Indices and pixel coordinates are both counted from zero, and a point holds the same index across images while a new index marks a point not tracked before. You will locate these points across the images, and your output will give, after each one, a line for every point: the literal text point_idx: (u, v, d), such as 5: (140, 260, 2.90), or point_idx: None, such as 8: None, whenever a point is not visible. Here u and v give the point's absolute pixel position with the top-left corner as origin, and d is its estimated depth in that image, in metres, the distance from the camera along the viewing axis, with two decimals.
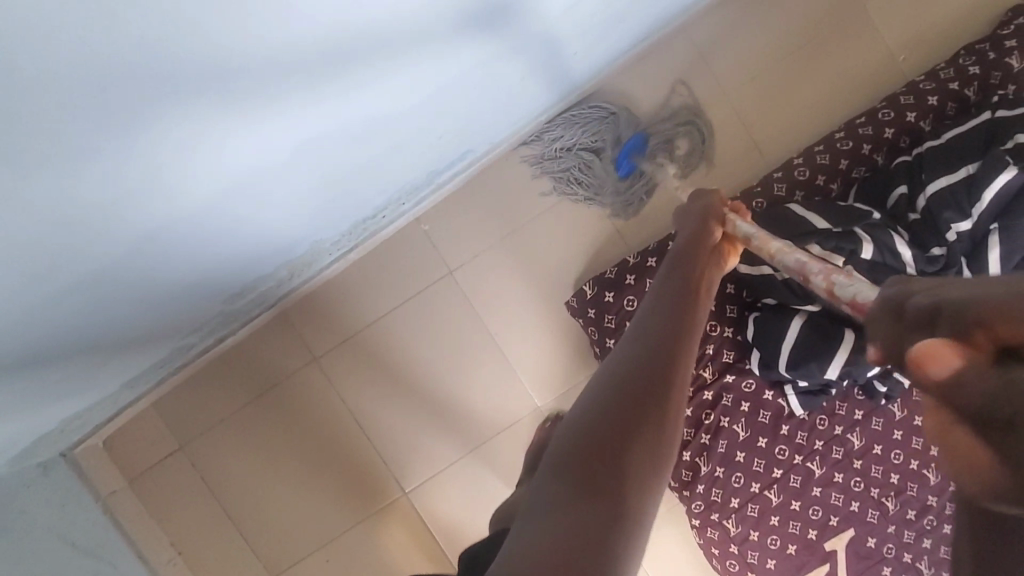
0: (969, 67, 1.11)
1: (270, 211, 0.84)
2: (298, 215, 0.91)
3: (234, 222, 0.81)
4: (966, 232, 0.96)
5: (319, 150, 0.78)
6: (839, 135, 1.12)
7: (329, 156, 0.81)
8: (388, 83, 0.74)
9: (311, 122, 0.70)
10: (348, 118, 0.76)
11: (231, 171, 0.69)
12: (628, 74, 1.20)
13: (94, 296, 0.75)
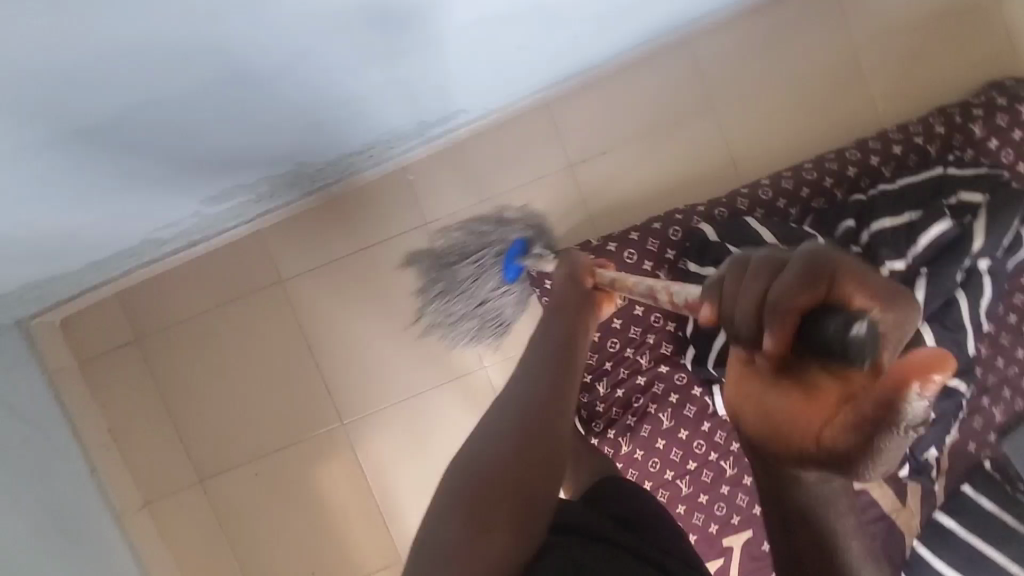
0: (936, 126, 1.19)
1: (265, 125, 0.88)
2: (290, 135, 0.94)
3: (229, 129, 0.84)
4: (899, 270, 1.04)
5: (324, 75, 0.82)
6: (807, 166, 1.19)
7: (329, 83, 0.85)
8: (402, 25, 0.78)
9: (323, 44, 0.74)
10: (356, 53, 0.80)
11: (242, 77, 0.73)
12: (631, 70, 1.26)
13: (83, 170, 0.78)
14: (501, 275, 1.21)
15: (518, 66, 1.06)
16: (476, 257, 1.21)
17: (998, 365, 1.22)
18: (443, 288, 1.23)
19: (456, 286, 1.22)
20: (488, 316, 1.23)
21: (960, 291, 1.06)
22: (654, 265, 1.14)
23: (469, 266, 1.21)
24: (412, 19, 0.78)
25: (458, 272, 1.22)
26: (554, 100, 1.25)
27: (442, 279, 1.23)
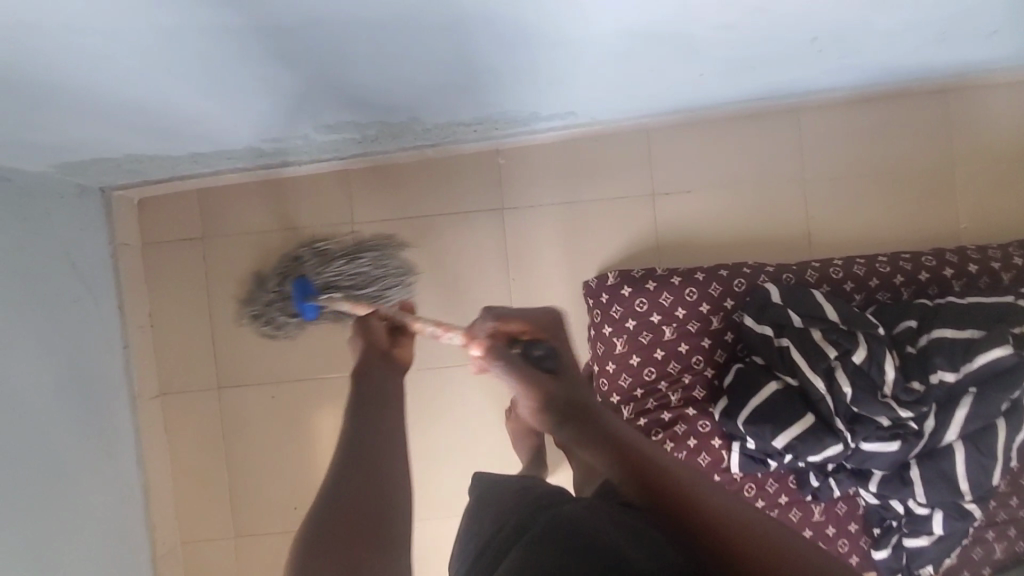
0: (1015, 257, 1.20)
1: (398, 79, 0.92)
2: (414, 93, 0.98)
3: (367, 73, 0.89)
4: (948, 382, 1.06)
5: (468, 52, 0.86)
6: (881, 258, 1.21)
7: (469, 59, 0.88)
8: (555, 29, 0.82)
9: (485, 28, 0.78)
10: (504, 43, 0.84)
11: (404, 36, 0.77)
12: (736, 123, 1.29)
13: (230, 75, 0.82)
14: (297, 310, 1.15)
15: (641, 88, 1.09)
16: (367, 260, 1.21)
17: (1014, 503, 1.21)
18: (327, 283, 1.17)
19: (344, 276, 1.17)
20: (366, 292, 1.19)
21: (1002, 418, 1.06)
22: (711, 310, 1.16)
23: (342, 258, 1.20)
24: (579, 26, 0.82)
25: (358, 270, 1.19)
26: (653, 129, 1.28)
27: (336, 275, 1.18)
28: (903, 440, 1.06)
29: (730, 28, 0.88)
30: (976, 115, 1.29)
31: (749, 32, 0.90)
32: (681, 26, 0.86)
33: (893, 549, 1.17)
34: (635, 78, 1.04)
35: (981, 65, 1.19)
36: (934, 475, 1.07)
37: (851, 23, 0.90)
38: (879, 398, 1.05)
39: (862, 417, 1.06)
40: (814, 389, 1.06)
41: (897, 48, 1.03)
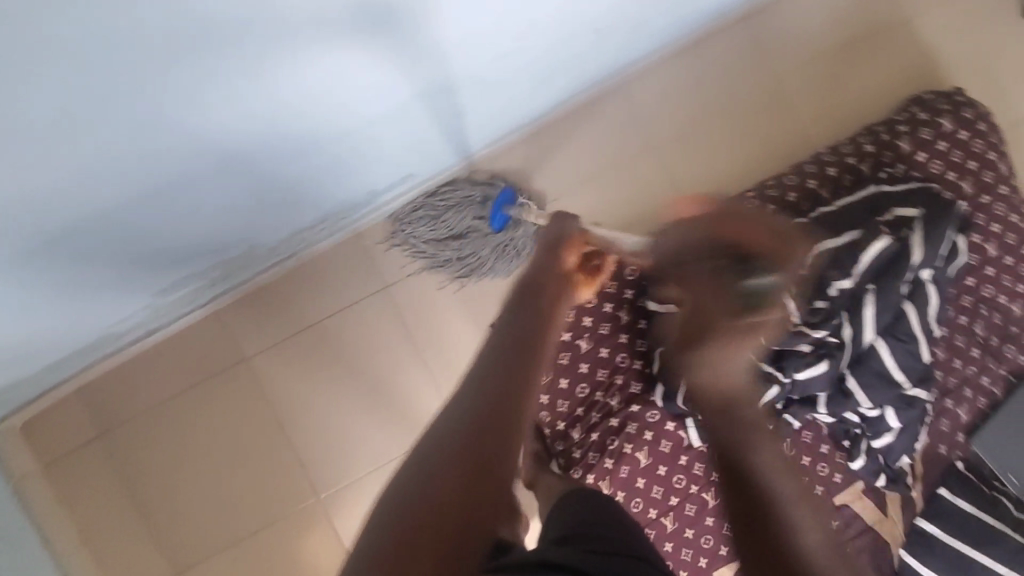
0: (866, 144, 1.24)
1: (206, 212, 0.88)
2: (235, 219, 0.95)
3: (170, 217, 0.85)
4: (847, 289, 1.08)
5: (257, 157, 0.83)
6: (750, 194, 1.23)
7: (264, 165, 0.85)
8: (328, 104, 0.80)
9: (257, 125, 0.76)
10: (285, 136, 0.82)
11: (176, 155, 0.74)
12: (575, 118, 1.29)
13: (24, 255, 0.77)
14: (486, 222, 1.18)
15: (468, 129, 1.09)
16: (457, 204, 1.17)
17: (956, 365, 1.26)
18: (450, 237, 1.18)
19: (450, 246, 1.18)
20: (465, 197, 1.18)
21: (908, 302, 1.10)
22: (614, 307, 1.18)
23: (423, 210, 1.17)
24: (357, 93, 0.81)
25: (428, 218, 1.17)
26: (496, 155, 1.28)
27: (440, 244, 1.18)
28: (829, 357, 1.08)
29: (511, 48, 0.88)
30: (785, 26, 1.33)
31: (532, 44, 0.91)
32: (460, 61, 0.86)
33: (868, 455, 1.20)
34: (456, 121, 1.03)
35: None
36: (871, 378, 1.10)
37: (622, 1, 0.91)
38: (792, 329, 1.07)
39: (784, 352, 1.09)
40: None
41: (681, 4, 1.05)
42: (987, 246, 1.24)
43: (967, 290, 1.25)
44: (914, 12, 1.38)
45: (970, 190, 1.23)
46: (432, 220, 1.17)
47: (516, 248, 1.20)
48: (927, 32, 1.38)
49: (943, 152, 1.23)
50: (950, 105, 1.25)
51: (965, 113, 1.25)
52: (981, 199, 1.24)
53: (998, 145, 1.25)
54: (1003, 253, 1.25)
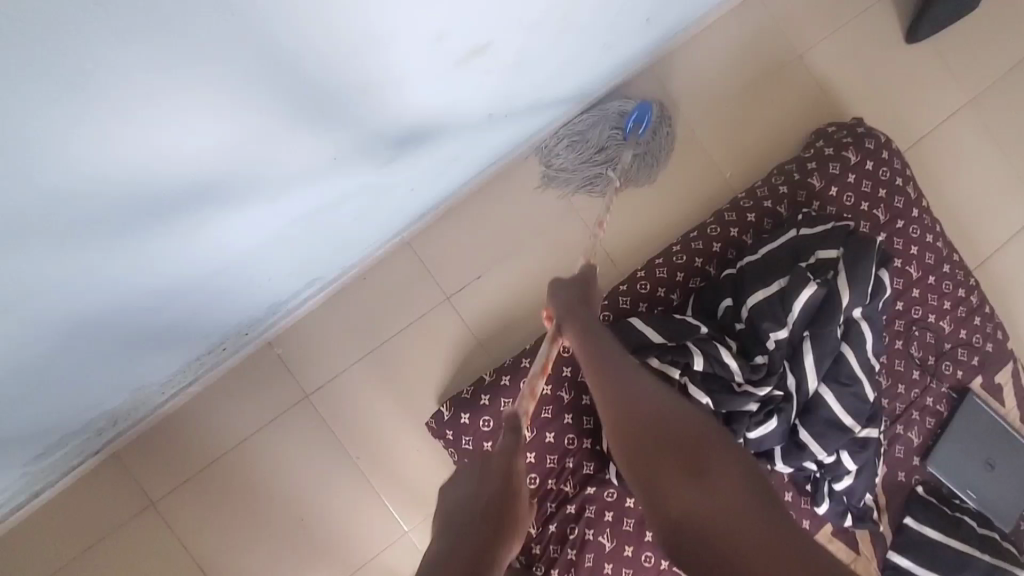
0: (780, 185, 1.25)
1: (74, 367, 0.77)
2: (113, 365, 0.84)
3: (27, 385, 0.73)
4: (784, 339, 1.05)
5: (123, 302, 0.73)
6: (676, 249, 1.21)
7: (134, 306, 0.75)
8: (198, 236, 0.71)
9: (112, 274, 0.67)
10: (153, 277, 0.72)
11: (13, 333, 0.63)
12: (489, 188, 1.23)
13: None
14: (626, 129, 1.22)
15: (376, 223, 1.02)
16: (577, 128, 1.20)
17: (900, 390, 1.26)
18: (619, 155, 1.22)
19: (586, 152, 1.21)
20: (601, 116, 1.20)
21: (844, 344, 1.09)
22: (554, 387, 1.12)
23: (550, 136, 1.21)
24: (231, 218, 0.73)
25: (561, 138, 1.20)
26: (412, 238, 1.20)
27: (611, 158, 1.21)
28: (778, 413, 1.04)
29: (404, 144, 0.82)
30: (687, 73, 1.33)
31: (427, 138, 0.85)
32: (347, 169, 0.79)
33: (830, 498, 1.17)
34: (358, 220, 0.96)
35: (660, 36, 1.22)
36: (822, 426, 1.07)
37: (517, 82, 0.88)
38: (736, 390, 1.03)
39: (734, 414, 1.03)
40: None
41: (578, 71, 1.02)
42: (908, 270, 1.26)
43: (898, 314, 1.26)
44: (804, 46, 1.41)
45: (883, 217, 1.25)
46: (574, 143, 1.20)
47: (651, 156, 1.27)
48: (819, 64, 1.42)
49: (853, 184, 1.25)
50: (852, 138, 1.28)
51: (867, 143, 1.27)
52: (895, 225, 1.26)
53: (902, 170, 1.28)
54: (924, 273, 1.28)
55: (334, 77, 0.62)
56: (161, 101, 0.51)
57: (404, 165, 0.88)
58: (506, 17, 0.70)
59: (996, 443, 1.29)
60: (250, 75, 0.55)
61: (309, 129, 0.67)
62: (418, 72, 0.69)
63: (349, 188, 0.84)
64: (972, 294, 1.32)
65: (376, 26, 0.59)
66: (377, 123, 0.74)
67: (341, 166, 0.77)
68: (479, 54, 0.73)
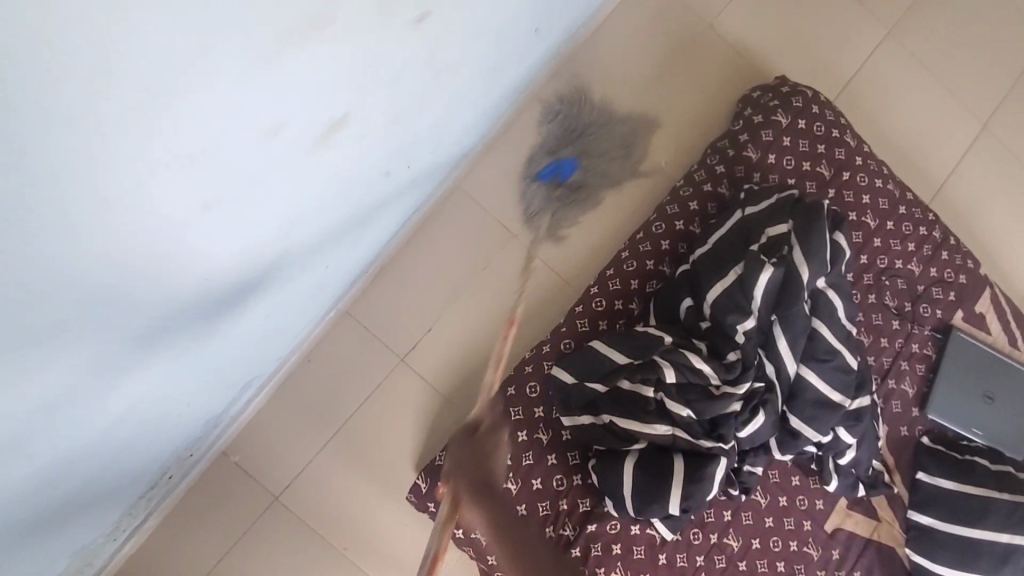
0: (716, 166, 1.20)
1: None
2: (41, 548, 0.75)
3: None
4: (752, 328, 0.99)
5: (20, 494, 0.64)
6: (624, 256, 1.15)
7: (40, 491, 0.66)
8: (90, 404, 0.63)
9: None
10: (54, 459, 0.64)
11: None
12: (420, 235, 1.16)
13: None
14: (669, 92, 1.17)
15: (301, 306, 0.94)
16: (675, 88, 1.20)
17: (884, 344, 1.22)
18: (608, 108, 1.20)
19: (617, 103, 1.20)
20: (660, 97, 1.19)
21: (815, 319, 1.03)
22: (530, 431, 1.05)
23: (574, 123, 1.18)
24: (131, 368, 0.64)
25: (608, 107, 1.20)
26: (351, 307, 1.13)
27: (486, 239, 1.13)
28: (765, 406, 1.00)
29: (303, 232, 0.75)
30: (598, 68, 1.27)
31: (324, 219, 0.78)
32: (246, 278, 0.72)
33: (838, 473, 1.12)
34: (276, 314, 0.88)
35: (560, 39, 1.16)
36: (811, 408, 1.02)
37: (407, 134, 0.80)
38: (716, 393, 0.98)
39: (720, 418, 0.98)
40: (661, 437, 0.97)
41: (478, 98, 0.95)
42: (864, 221, 1.22)
43: (864, 269, 1.22)
44: (712, 14, 1.36)
45: (828, 173, 1.21)
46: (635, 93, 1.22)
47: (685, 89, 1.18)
48: (731, 28, 1.36)
49: (789, 147, 1.20)
50: (779, 100, 1.23)
51: (796, 102, 1.22)
52: (842, 178, 1.21)
53: (836, 121, 1.24)
54: (881, 220, 1.23)
55: (202, 210, 0.55)
56: (34, 316, 0.45)
57: (310, 250, 0.81)
58: (366, 82, 0.63)
59: (992, 374, 1.25)
60: (116, 246, 0.48)
61: (199, 262, 0.60)
62: (285, 167, 0.61)
63: (253, 295, 0.76)
64: (934, 230, 1.28)
65: (212, 155, 0.50)
66: (259, 228, 0.65)
67: (242, 278, 0.71)
68: (342, 125, 0.64)
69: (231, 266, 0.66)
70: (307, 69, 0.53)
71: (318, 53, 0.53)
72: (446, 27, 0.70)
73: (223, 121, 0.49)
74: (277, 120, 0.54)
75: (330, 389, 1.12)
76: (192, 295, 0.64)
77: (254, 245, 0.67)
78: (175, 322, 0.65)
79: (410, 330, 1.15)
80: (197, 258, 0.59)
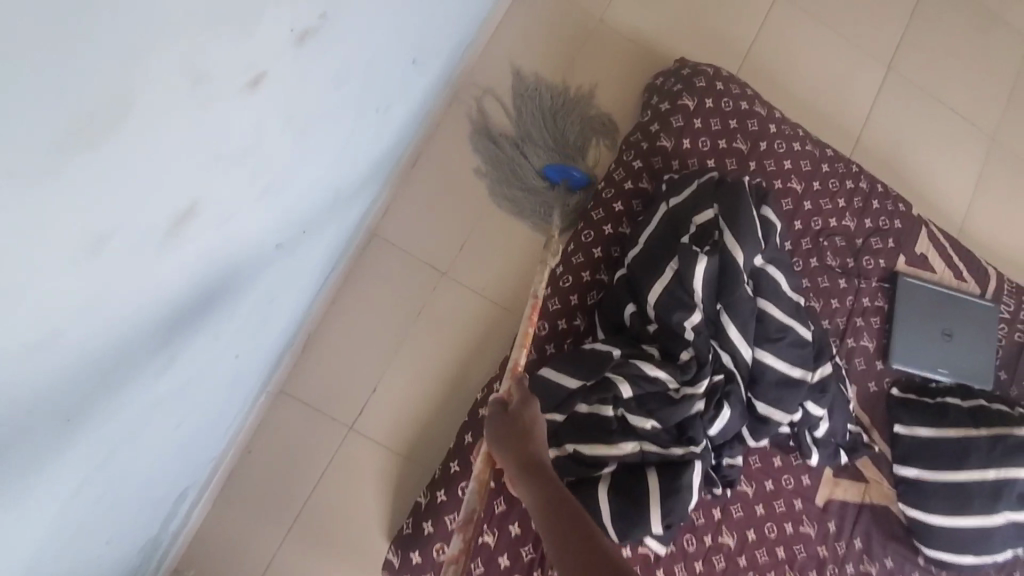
0: (634, 161, 1.16)
1: None
2: None
3: None
4: (700, 322, 0.97)
5: None
6: (559, 272, 1.10)
7: None
8: None
9: None
10: None
11: None
12: (345, 293, 1.11)
13: None
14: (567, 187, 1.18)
15: (221, 401, 0.86)
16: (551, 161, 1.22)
17: (835, 305, 1.20)
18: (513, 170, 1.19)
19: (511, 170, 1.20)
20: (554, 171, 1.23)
21: (761, 299, 1.01)
22: (497, 476, 0.99)
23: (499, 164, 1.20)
24: (32, 538, 0.54)
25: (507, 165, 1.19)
26: (286, 383, 1.07)
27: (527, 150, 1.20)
28: (728, 398, 0.96)
29: (195, 332, 0.67)
30: (495, 85, 1.23)
31: (214, 312, 0.70)
32: (139, 402, 0.62)
33: (817, 446, 1.10)
34: (193, 421, 0.80)
35: (448, 66, 1.12)
36: (776, 390, 0.98)
37: (289, 197, 0.73)
38: (677, 397, 0.94)
39: (686, 421, 0.95)
40: (628, 455, 0.93)
41: (367, 142, 0.89)
42: (790, 187, 1.21)
43: (800, 234, 1.20)
44: (600, 9, 1.33)
45: (745, 147, 1.19)
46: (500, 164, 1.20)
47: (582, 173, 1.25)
48: (621, 19, 1.34)
49: (702, 128, 1.18)
50: (682, 83, 1.21)
51: (699, 82, 1.20)
52: (759, 150, 1.20)
53: (743, 93, 1.23)
54: (807, 183, 1.22)
55: (52, 341, 0.43)
56: None
57: (209, 342, 0.72)
58: (215, 158, 0.54)
59: (945, 311, 1.25)
60: None
61: (75, 397, 0.50)
62: (156, 283, 0.54)
63: (158, 406, 0.67)
64: (859, 180, 1.28)
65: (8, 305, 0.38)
66: (149, 347, 0.58)
67: (139, 387, 0.61)
68: (192, 215, 0.54)
69: (117, 380, 0.55)
70: (110, 168, 0.41)
71: (118, 146, 0.41)
72: (302, 80, 0.62)
73: (12, 265, 0.36)
74: (87, 234, 0.42)
75: (277, 474, 1.04)
76: (80, 433, 0.53)
77: (137, 353, 0.56)
78: (67, 471, 0.54)
79: (354, 393, 1.09)
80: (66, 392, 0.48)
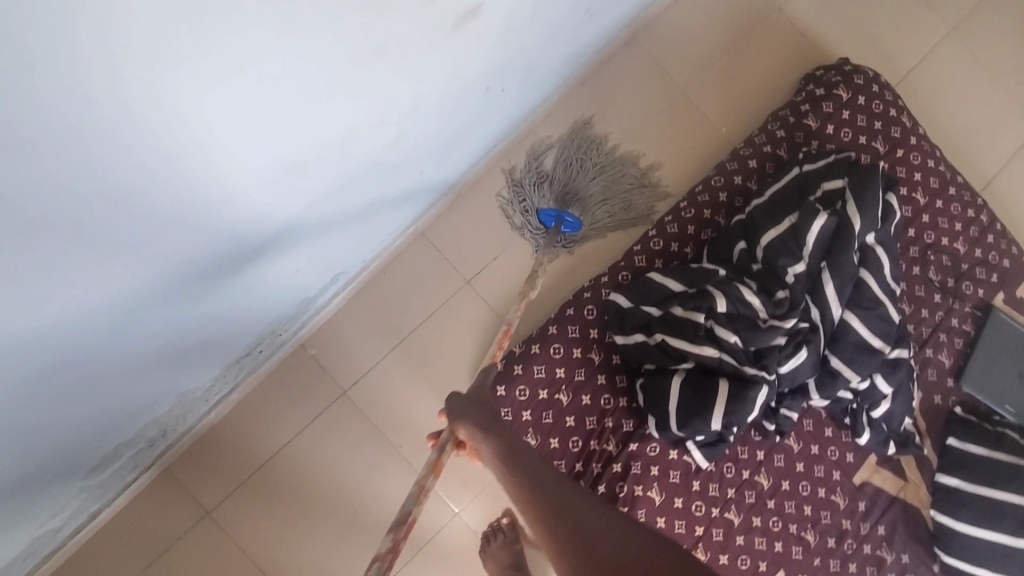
0: (777, 131, 1.28)
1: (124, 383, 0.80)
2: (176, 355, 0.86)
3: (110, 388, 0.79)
4: (802, 272, 1.07)
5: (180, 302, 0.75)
6: (683, 205, 1.23)
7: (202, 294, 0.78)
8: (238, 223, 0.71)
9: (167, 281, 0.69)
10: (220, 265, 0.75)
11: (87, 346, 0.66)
12: (496, 170, 1.27)
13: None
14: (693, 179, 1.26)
15: (395, 207, 1.05)
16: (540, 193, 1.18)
17: (924, 315, 1.27)
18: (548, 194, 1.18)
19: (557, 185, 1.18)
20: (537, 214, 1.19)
21: (863, 270, 1.10)
22: (584, 350, 1.13)
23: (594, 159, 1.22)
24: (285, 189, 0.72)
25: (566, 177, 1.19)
26: (427, 228, 1.24)
27: (547, 176, 1.18)
28: (807, 343, 1.06)
29: (327, 166, 0.75)
30: (668, 40, 1.37)
31: (354, 159, 0.80)
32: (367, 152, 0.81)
33: (871, 427, 1.18)
34: (375, 209, 0.99)
35: (639, 5, 1.27)
36: (853, 353, 1.08)
37: (512, 49, 0.90)
38: (763, 325, 1.05)
39: (764, 349, 1.04)
40: (708, 359, 1.04)
41: (562, 40, 1.04)
42: (914, 196, 1.29)
43: (911, 240, 1.28)
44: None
45: (883, 148, 1.28)
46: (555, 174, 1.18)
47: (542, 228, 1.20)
48: (798, 13, 1.45)
49: (848, 120, 1.27)
50: (841, 77, 1.31)
51: (858, 80, 1.30)
52: (895, 154, 1.28)
53: (894, 101, 1.31)
54: (931, 197, 1.30)
55: (59, 214, 0.49)
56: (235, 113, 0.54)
57: (415, 143, 0.90)
58: None
59: None
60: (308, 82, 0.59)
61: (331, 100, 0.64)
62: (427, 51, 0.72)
63: (221, 260, 0.75)
64: (981, 213, 1.34)
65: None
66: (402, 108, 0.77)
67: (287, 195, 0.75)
68: (473, 16, 0.74)
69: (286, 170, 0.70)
70: None
71: None
72: None
73: None
74: None
75: (400, 297, 1.22)
76: (106, 293, 0.61)
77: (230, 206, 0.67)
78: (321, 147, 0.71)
79: (479, 254, 1.26)
80: (55, 260, 0.52)
